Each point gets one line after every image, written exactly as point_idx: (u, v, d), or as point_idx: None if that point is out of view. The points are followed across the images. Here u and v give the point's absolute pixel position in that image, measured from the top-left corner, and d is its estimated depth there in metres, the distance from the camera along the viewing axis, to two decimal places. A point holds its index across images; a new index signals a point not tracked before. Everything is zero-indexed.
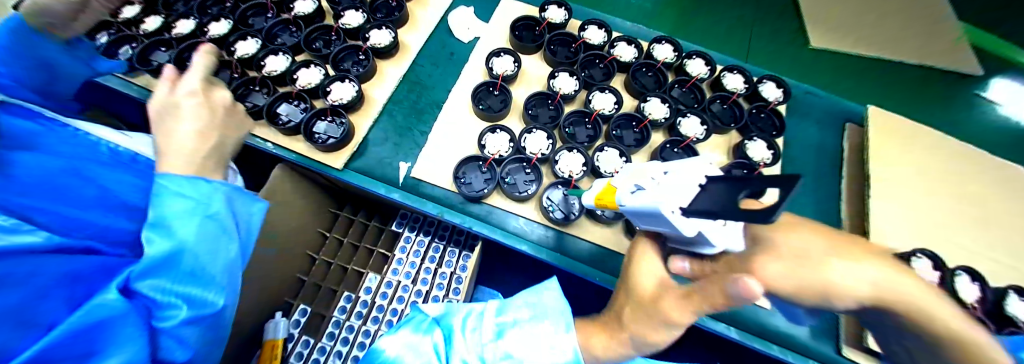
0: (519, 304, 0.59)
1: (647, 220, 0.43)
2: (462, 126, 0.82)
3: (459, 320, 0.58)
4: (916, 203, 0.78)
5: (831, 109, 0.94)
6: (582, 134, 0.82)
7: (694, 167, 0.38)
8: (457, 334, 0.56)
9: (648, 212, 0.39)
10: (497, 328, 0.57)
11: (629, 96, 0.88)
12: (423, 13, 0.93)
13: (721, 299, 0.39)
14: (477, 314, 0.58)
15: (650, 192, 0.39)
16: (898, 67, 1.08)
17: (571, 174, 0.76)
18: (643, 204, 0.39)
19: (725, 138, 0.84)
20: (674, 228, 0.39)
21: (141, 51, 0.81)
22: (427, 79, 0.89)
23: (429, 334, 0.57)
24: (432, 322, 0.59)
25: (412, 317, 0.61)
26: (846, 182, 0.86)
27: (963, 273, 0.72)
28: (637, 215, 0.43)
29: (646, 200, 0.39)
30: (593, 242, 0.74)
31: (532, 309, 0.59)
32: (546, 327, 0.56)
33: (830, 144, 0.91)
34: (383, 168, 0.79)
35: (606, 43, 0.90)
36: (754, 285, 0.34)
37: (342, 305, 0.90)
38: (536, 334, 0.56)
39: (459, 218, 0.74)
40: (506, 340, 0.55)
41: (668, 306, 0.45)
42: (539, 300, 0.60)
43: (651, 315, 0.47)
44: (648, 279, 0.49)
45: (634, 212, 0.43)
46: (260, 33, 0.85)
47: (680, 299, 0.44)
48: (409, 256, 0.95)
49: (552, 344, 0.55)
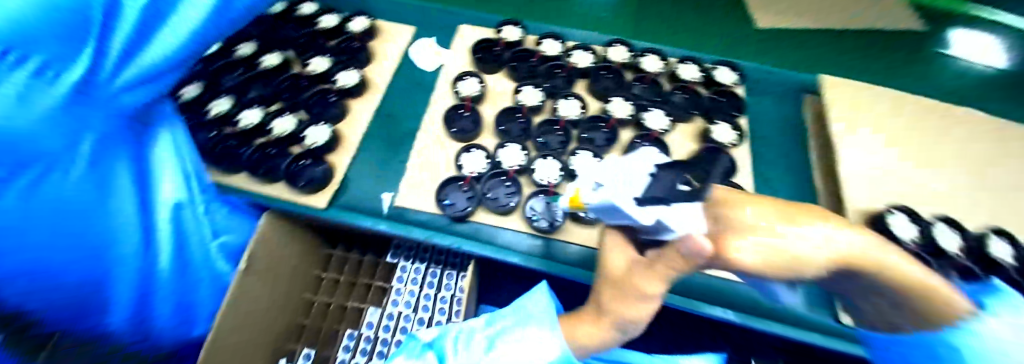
0: (506, 313, 0.60)
1: (612, 217, 0.43)
2: (435, 149, 0.85)
3: (449, 342, 0.58)
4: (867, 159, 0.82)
5: (786, 84, 0.98)
6: (554, 141, 0.85)
7: (642, 158, 0.41)
8: (449, 356, 0.57)
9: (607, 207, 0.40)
10: (488, 340, 0.58)
11: (592, 98, 0.91)
12: (387, 47, 0.99)
13: (680, 265, 0.38)
14: (468, 332, 0.59)
15: (606, 188, 0.40)
16: (846, 43, 1.12)
17: (550, 181, 0.79)
18: (603, 202, 0.40)
19: (694, 126, 0.87)
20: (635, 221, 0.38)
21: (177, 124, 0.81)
22: (400, 109, 0.92)
23: (421, 357, 0.58)
24: (424, 346, 0.61)
25: (406, 344, 0.62)
26: (812, 152, 0.89)
27: (938, 223, 0.74)
28: (600, 213, 0.44)
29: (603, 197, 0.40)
30: (579, 244, 0.75)
31: (518, 314, 0.60)
32: (533, 330, 0.57)
33: (792, 116, 0.95)
34: (369, 202, 0.81)
35: (563, 54, 0.95)
36: (698, 240, 0.34)
37: (346, 344, 0.90)
38: (527, 340, 0.56)
39: (448, 239, 0.76)
40: (497, 352, 0.55)
41: (641, 290, 0.45)
42: (522, 305, 0.61)
43: (623, 295, 0.48)
44: (619, 259, 0.50)
45: (597, 210, 0.44)
46: (230, 89, 0.88)
47: (646, 269, 0.43)
48: (408, 285, 0.97)
49: (542, 349, 0.55)
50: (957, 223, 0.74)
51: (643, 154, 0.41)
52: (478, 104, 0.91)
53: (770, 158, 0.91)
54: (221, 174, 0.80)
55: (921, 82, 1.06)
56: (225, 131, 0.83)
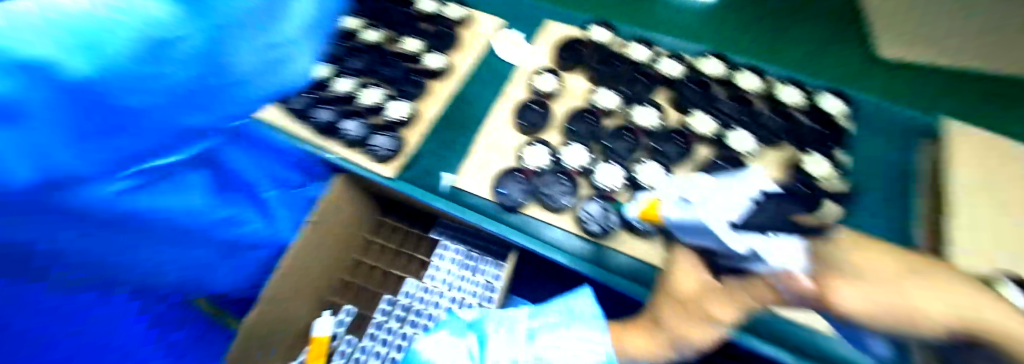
0: (552, 308, 0.59)
1: (694, 235, 0.44)
2: (502, 139, 0.85)
3: (492, 323, 0.57)
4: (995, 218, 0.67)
5: (899, 125, 0.86)
6: (623, 147, 0.81)
7: (745, 185, 0.43)
8: (491, 337, 0.55)
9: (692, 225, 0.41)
10: (531, 332, 0.56)
11: (675, 110, 0.86)
12: (473, 35, 1.00)
13: None
14: (512, 320, 0.58)
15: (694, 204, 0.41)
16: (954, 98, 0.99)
17: (613, 188, 0.76)
18: (683, 218, 0.45)
19: (778, 151, 0.78)
20: (721, 244, 0.39)
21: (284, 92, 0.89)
22: (477, 98, 0.96)
23: (463, 337, 0.59)
24: (466, 326, 0.61)
25: (448, 320, 0.63)
26: (922, 198, 0.76)
27: None
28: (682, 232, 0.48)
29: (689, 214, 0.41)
30: (629, 254, 0.72)
31: (566, 314, 0.58)
32: (578, 331, 0.55)
33: (904, 161, 0.82)
34: (428, 178, 0.85)
35: (652, 60, 0.91)
36: None
37: (383, 307, 0.96)
38: (570, 337, 0.54)
39: (497, 226, 0.76)
40: (539, 344, 0.54)
41: None
42: (567, 303, 0.60)
43: None
44: (689, 281, 0.50)
45: (679, 225, 0.46)
46: (331, 57, 0.96)
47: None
48: (447, 263, 1.00)
49: (587, 348, 0.52)
50: None
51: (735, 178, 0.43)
52: (551, 101, 0.89)
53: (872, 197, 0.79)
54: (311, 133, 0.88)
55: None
56: (319, 93, 0.90)
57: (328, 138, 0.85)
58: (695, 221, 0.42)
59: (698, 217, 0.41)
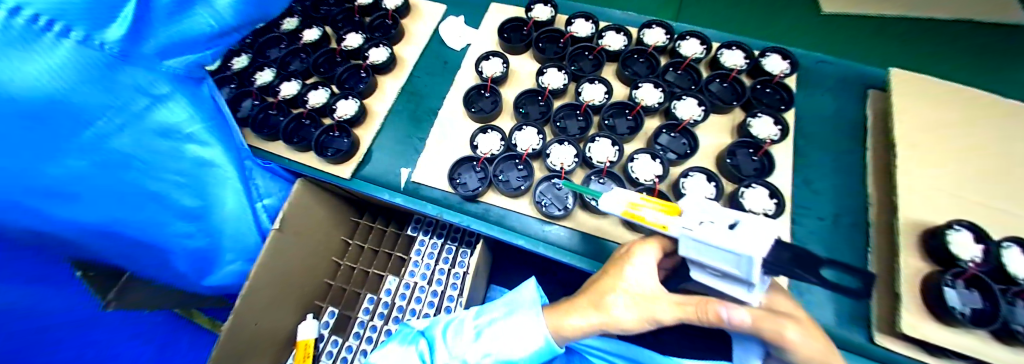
0: (496, 305, 0.60)
1: (706, 256, 0.42)
2: (455, 130, 0.85)
3: (439, 330, 0.60)
4: (937, 167, 0.69)
5: (848, 78, 0.88)
6: (573, 126, 0.82)
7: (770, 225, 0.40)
8: (439, 344, 0.59)
9: (725, 254, 0.39)
10: (476, 330, 0.59)
11: (621, 84, 0.86)
12: (418, 28, 0.99)
13: (709, 321, 0.45)
14: (457, 322, 0.60)
15: (738, 235, 0.39)
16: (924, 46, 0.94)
17: (562, 166, 0.76)
18: (719, 245, 0.39)
19: (728, 118, 0.80)
20: (741, 275, 0.40)
21: (233, 99, 0.89)
22: (424, 88, 0.93)
23: (413, 344, 0.60)
24: (417, 333, 0.62)
25: (399, 330, 0.64)
26: (869, 151, 0.78)
27: (1012, 245, 0.63)
28: (697, 252, 0.42)
29: (729, 242, 0.39)
30: (588, 233, 0.74)
31: (508, 307, 0.59)
32: (518, 323, 0.57)
33: (849, 114, 0.84)
34: (386, 176, 0.84)
35: (594, 35, 0.90)
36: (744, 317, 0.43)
37: (366, 307, 0.98)
38: (513, 329, 0.57)
39: (458, 217, 0.76)
40: (484, 341, 0.57)
41: (653, 315, 0.48)
42: (514, 297, 0.60)
43: (639, 310, 0.49)
44: (647, 282, 0.49)
45: (696, 245, 0.42)
46: (275, 62, 0.95)
47: (677, 304, 0.48)
48: (425, 258, 1.01)
49: (527, 336, 0.56)
50: None
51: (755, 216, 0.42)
52: (500, 87, 0.89)
53: (818, 151, 0.82)
54: (259, 140, 0.86)
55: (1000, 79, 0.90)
56: (266, 100, 0.90)
57: (280, 144, 0.86)
58: (745, 257, 0.37)
59: (751, 254, 0.36)
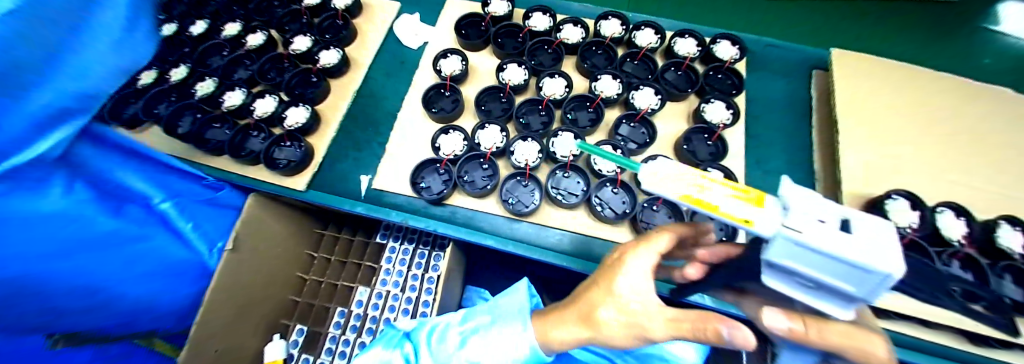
0: (480, 312, 0.60)
1: (807, 267, 0.25)
2: (416, 132, 0.82)
3: (424, 335, 0.59)
4: (875, 140, 0.74)
5: (795, 61, 0.92)
6: (536, 121, 0.81)
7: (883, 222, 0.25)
8: (423, 350, 0.58)
9: (849, 269, 0.23)
10: (461, 337, 0.59)
11: (581, 77, 0.87)
12: (372, 27, 0.94)
13: (707, 338, 0.37)
14: (442, 327, 0.60)
15: (865, 239, 0.23)
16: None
17: (527, 163, 0.75)
18: (846, 255, 0.22)
19: (685, 105, 0.82)
20: (859, 291, 0.25)
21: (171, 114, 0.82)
22: (381, 90, 0.90)
23: (397, 349, 0.60)
24: (402, 336, 0.61)
25: (386, 332, 0.63)
26: (816, 130, 0.83)
27: (945, 210, 0.68)
28: (796, 261, 0.25)
29: (865, 251, 0.22)
30: (558, 227, 0.73)
31: (493, 315, 0.59)
32: (503, 331, 0.57)
33: (797, 95, 0.89)
34: (346, 184, 0.80)
35: (552, 28, 0.89)
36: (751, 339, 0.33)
37: (337, 321, 0.94)
38: (499, 338, 0.56)
39: (424, 222, 0.74)
40: (468, 349, 0.57)
41: (642, 330, 0.43)
42: (500, 304, 0.60)
43: (630, 322, 0.43)
44: (641, 286, 0.43)
45: (795, 254, 0.25)
46: (217, 71, 0.89)
47: (671, 319, 0.40)
48: (396, 265, 0.98)
49: (510, 346, 0.55)
50: (966, 210, 0.67)
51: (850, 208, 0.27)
52: (460, 85, 0.87)
53: (770, 132, 0.85)
54: (204, 155, 0.80)
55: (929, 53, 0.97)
56: (209, 113, 0.84)
57: (227, 158, 0.80)
58: (885, 276, 0.22)
59: (898, 274, 0.21)
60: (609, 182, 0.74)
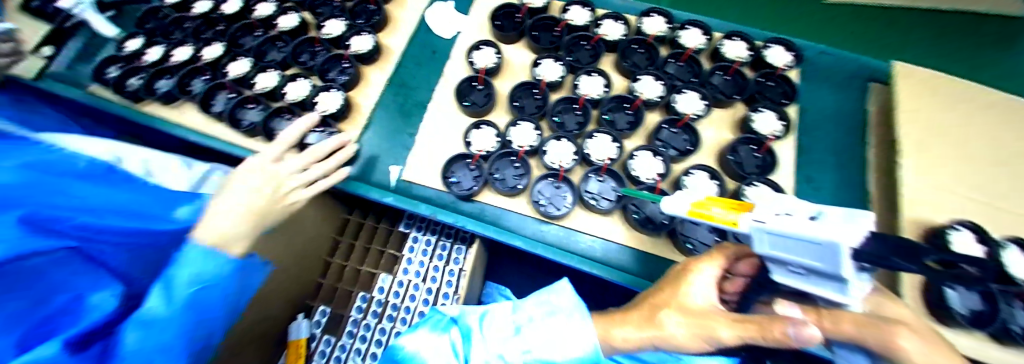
0: (532, 303, 0.54)
1: (779, 250, 0.37)
2: (448, 125, 0.80)
3: (475, 320, 0.53)
4: (939, 164, 0.68)
5: (850, 72, 0.86)
6: (571, 121, 0.78)
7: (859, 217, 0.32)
8: (476, 335, 0.52)
9: (799, 243, 0.33)
10: (515, 325, 0.53)
11: (620, 76, 0.83)
12: (404, 13, 0.92)
13: (773, 338, 0.36)
14: (493, 313, 0.54)
15: (807, 224, 0.33)
16: (915, 33, 0.94)
17: (561, 164, 0.73)
18: (798, 232, 0.33)
19: (730, 113, 0.78)
20: (826, 271, 0.32)
21: (204, 93, 0.82)
22: (413, 79, 0.88)
23: (447, 332, 0.55)
24: (450, 321, 0.57)
25: (431, 316, 0.58)
26: (871, 147, 0.78)
27: (1012, 245, 0.61)
28: (774, 247, 0.38)
29: (801, 231, 0.33)
30: (592, 234, 0.71)
31: (546, 307, 0.53)
32: (563, 324, 0.51)
33: (850, 109, 0.83)
34: (375, 174, 0.79)
35: (593, 23, 0.85)
36: (816, 335, 0.32)
37: (358, 305, 0.94)
38: (557, 330, 0.51)
39: (453, 218, 0.72)
40: (526, 337, 0.51)
41: (711, 331, 0.42)
42: (553, 298, 0.54)
43: (694, 324, 0.43)
44: (699, 297, 0.46)
45: (771, 238, 0.37)
46: (250, 52, 0.88)
47: (735, 320, 0.41)
48: (418, 255, 0.97)
49: (572, 339, 0.50)
50: None
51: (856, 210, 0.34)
52: (494, 79, 0.84)
53: (817, 146, 0.80)
54: (235, 136, 0.80)
55: (1000, 65, 0.88)
56: (241, 93, 0.84)
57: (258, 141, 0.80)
58: (829, 245, 0.30)
59: (837, 240, 0.29)
60: (648, 189, 0.69)
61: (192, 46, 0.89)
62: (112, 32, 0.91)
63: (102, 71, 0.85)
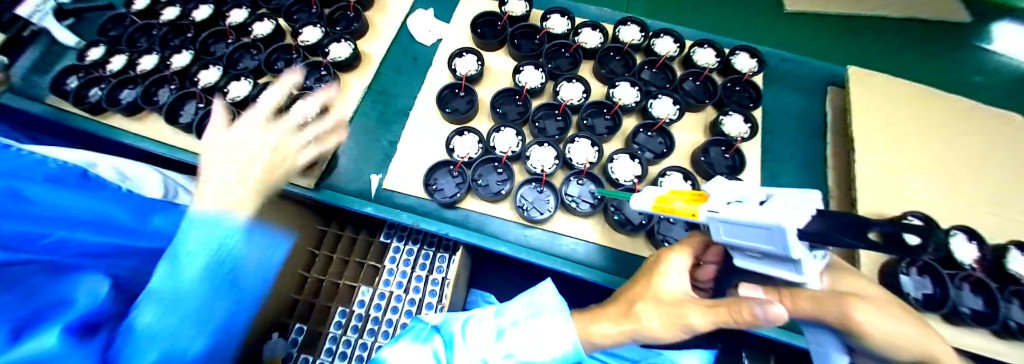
0: (516, 305, 0.55)
1: (736, 237, 0.40)
2: (429, 132, 0.80)
3: (458, 326, 0.53)
4: (888, 161, 0.74)
5: (808, 77, 0.92)
6: (552, 126, 0.80)
7: (802, 201, 0.36)
8: (458, 343, 0.52)
9: (750, 228, 0.36)
10: (498, 328, 0.53)
11: (598, 82, 0.85)
12: (384, 21, 0.92)
13: (743, 320, 0.39)
14: (476, 318, 0.54)
15: (756, 210, 0.36)
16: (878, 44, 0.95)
17: (543, 169, 0.74)
18: (750, 219, 0.36)
19: (702, 116, 0.81)
20: (778, 252, 0.35)
21: (172, 103, 0.79)
22: (394, 87, 0.88)
23: (428, 342, 0.54)
24: (432, 330, 0.56)
25: (413, 326, 0.58)
26: (829, 145, 0.83)
27: (957, 233, 0.68)
28: (730, 235, 0.41)
29: (751, 216, 0.36)
30: (572, 236, 0.72)
31: (530, 308, 0.54)
32: (545, 323, 0.52)
33: (811, 111, 0.89)
34: (356, 183, 0.78)
35: (570, 31, 0.88)
36: (781, 313, 0.36)
37: (337, 321, 0.91)
38: (540, 331, 0.51)
39: (436, 225, 0.72)
40: (509, 340, 0.51)
41: (685, 320, 0.44)
42: (535, 298, 0.55)
43: (668, 315, 0.45)
44: (674, 289, 0.48)
45: (727, 226, 0.40)
46: (221, 60, 0.86)
47: (706, 306, 0.43)
48: (399, 265, 0.96)
49: (555, 339, 0.51)
50: (977, 234, 0.67)
51: (797, 193, 0.37)
52: (475, 85, 0.85)
53: (782, 146, 0.85)
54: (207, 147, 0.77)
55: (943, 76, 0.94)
56: (212, 102, 0.81)
57: None
58: (775, 228, 0.33)
59: (781, 222, 0.33)
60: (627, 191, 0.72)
61: (159, 53, 0.86)
62: (72, 41, 0.87)
63: (60, 80, 0.81)
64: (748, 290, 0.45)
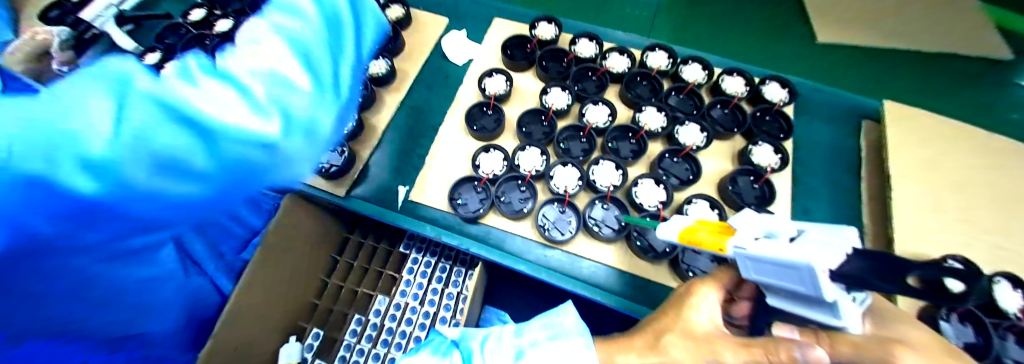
0: (535, 325, 0.55)
1: (764, 273, 0.39)
2: (456, 148, 0.82)
3: (476, 343, 0.53)
4: (929, 200, 0.71)
5: (843, 109, 0.90)
6: (577, 148, 0.80)
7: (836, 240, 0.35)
8: (477, 358, 0.51)
9: (779, 265, 0.36)
10: (516, 348, 0.52)
11: (624, 106, 0.86)
12: (419, 40, 0.96)
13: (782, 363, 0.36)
14: (495, 336, 0.54)
15: (785, 247, 0.35)
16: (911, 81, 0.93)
17: (567, 189, 0.75)
18: (778, 257, 0.35)
19: (729, 145, 0.80)
20: (810, 291, 0.34)
21: None
22: (425, 102, 0.91)
23: (447, 356, 0.53)
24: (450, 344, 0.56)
25: (431, 339, 0.59)
26: (864, 181, 0.81)
27: (1001, 279, 0.63)
28: (758, 271, 0.40)
29: (779, 253, 0.35)
30: (590, 259, 0.72)
31: (550, 330, 0.54)
32: (566, 345, 0.51)
33: (845, 143, 0.86)
34: (383, 193, 0.80)
35: (598, 56, 0.90)
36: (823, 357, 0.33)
37: (353, 328, 0.93)
38: (561, 354, 0.50)
39: (457, 240, 0.74)
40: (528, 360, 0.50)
41: (716, 357, 0.43)
42: (556, 320, 0.55)
43: (694, 352, 0.44)
44: (702, 324, 0.47)
45: (754, 262, 0.39)
46: None
47: (737, 345, 0.42)
48: (418, 277, 0.97)
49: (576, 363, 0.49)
50: None
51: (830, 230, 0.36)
52: (503, 104, 0.87)
53: (814, 179, 0.83)
54: None
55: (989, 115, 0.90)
56: None
57: None
58: (806, 267, 0.32)
59: (811, 262, 0.32)
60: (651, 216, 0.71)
61: None
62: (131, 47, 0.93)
63: None
64: (782, 331, 0.44)
